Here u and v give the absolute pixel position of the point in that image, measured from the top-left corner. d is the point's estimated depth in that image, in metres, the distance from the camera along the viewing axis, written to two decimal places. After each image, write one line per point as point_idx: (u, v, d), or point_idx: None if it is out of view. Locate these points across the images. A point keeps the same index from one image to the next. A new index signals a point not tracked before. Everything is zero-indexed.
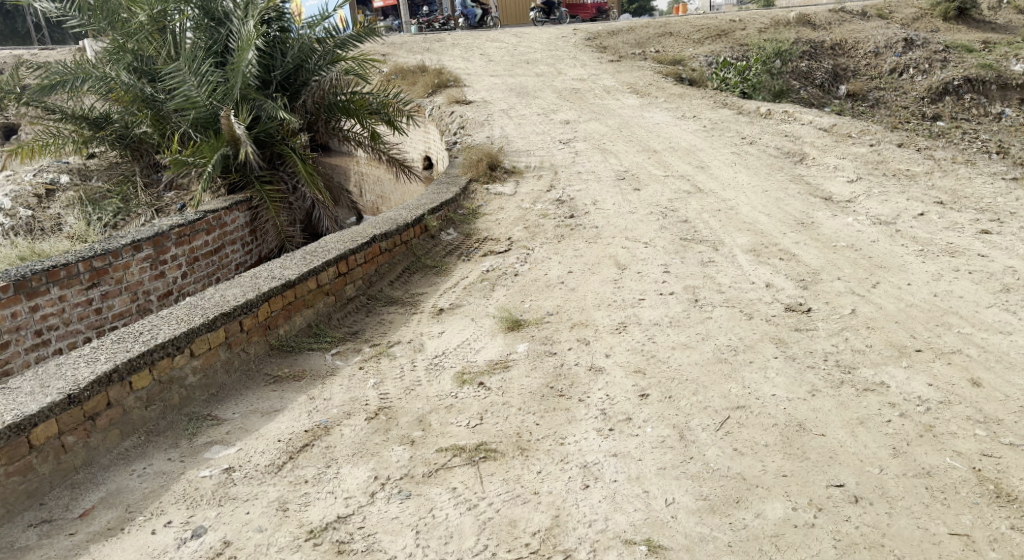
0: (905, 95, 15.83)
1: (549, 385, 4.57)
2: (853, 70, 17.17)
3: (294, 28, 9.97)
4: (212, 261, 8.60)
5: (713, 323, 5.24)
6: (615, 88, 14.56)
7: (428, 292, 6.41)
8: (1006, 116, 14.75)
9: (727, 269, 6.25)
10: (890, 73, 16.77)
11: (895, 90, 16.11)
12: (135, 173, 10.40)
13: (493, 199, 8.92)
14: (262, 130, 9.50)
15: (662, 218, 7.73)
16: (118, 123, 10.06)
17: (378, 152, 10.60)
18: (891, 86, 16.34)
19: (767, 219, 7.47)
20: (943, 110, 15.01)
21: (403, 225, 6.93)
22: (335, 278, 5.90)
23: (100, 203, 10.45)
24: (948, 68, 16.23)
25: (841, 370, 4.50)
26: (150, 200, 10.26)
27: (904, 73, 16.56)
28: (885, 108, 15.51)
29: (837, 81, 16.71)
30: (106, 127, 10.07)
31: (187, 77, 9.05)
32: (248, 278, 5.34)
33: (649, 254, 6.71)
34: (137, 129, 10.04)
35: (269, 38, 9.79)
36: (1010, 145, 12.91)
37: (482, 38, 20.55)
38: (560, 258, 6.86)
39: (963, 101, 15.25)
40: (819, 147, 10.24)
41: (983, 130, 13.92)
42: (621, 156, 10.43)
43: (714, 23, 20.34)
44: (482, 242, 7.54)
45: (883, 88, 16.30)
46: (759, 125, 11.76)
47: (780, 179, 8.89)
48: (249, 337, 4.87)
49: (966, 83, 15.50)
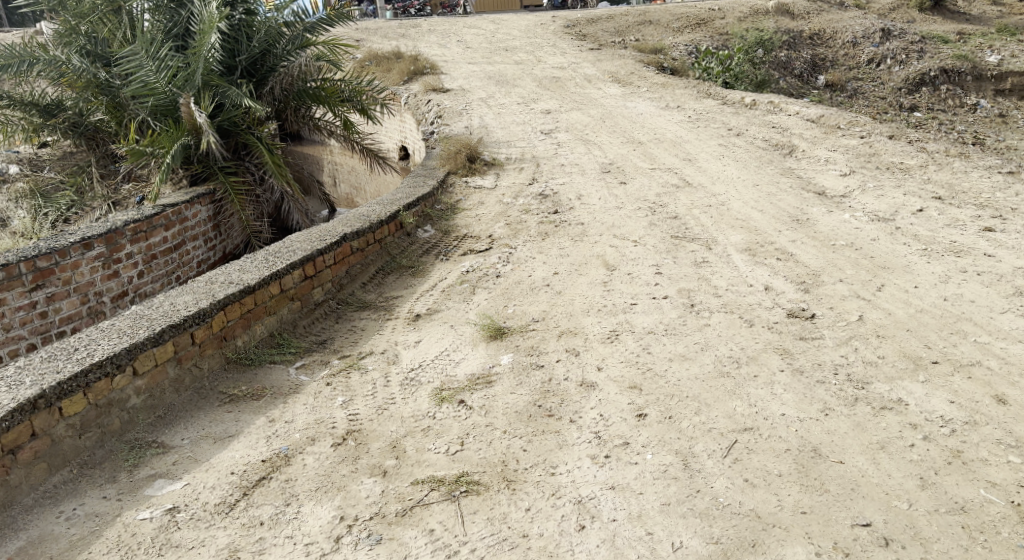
0: (883, 86, 15.58)
1: (536, 404, 4.17)
2: (832, 60, 16.91)
3: (261, 10, 9.42)
4: (170, 260, 8.20)
5: (711, 331, 4.86)
6: (596, 77, 14.15)
7: (403, 295, 6.01)
8: (982, 107, 14.48)
9: (722, 270, 5.87)
10: (868, 63, 16.48)
11: (873, 81, 15.86)
12: (90, 164, 9.97)
13: (473, 193, 8.49)
14: (225, 119, 9.00)
15: (650, 215, 7.34)
16: (71, 110, 9.67)
17: (351, 142, 10.17)
18: (869, 76, 16.07)
19: (760, 215, 7.11)
20: (919, 101, 14.81)
21: (377, 222, 6.53)
22: (302, 280, 5.47)
23: (53, 196, 9.87)
24: (925, 58, 15.96)
25: (855, 385, 4.12)
26: (106, 192, 9.73)
27: (883, 63, 16.27)
28: (863, 99, 15.27)
29: (817, 71, 16.44)
30: (58, 115, 9.70)
31: (144, 62, 8.54)
32: (202, 283, 4.94)
33: (638, 255, 6.32)
34: (92, 116, 9.60)
35: (233, 21, 9.26)
36: (987, 137, 12.68)
37: (459, 25, 20.05)
38: (544, 259, 6.47)
39: (939, 92, 15.02)
40: (807, 139, 9.90)
41: (960, 122, 13.74)
42: (604, 148, 10.03)
43: (694, 12, 19.98)
44: (461, 241, 7.15)
45: (861, 78, 16.03)
46: (744, 115, 11.40)
47: (770, 173, 8.54)
48: (201, 350, 4.47)
49: (942, 74, 15.26)
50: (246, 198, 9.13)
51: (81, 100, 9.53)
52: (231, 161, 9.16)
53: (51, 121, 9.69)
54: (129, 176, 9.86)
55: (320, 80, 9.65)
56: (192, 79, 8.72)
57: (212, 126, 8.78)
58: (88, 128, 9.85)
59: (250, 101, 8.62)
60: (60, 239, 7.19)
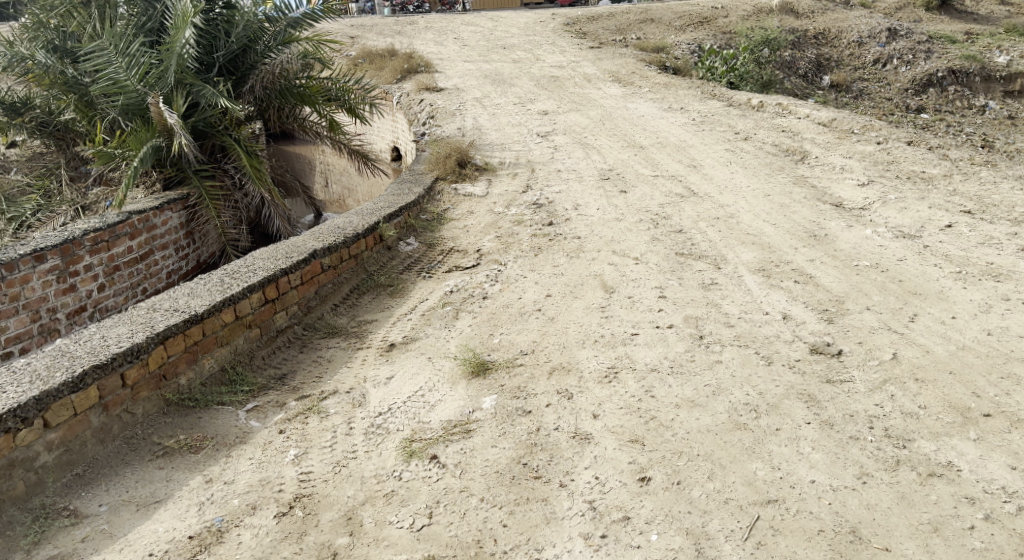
0: (890, 87, 14.95)
1: (520, 461, 3.62)
2: (837, 60, 16.29)
3: (243, 2, 8.80)
4: (136, 271, 7.68)
5: (723, 369, 4.25)
6: (595, 76, 13.53)
7: (378, 319, 5.43)
8: (991, 108, 13.87)
9: (733, 294, 5.27)
10: (874, 63, 15.87)
11: (879, 82, 15.24)
12: (59, 165, 9.40)
13: (462, 201, 7.88)
14: (200, 120, 8.41)
15: (653, 228, 6.74)
16: (39, 109, 9.16)
17: (337, 143, 9.62)
18: (875, 76, 15.46)
19: (774, 229, 6.50)
20: (926, 102, 14.22)
21: (352, 236, 5.98)
22: (262, 305, 4.89)
23: (18, 199, 9.20)
24: (933, 58, 15.34)
25: (893, 443, 3.56)
26: (74, 196, 9.15)
27: (888, 63, 15.64)
28: (869, 100, 14.67)
29: (822, 71, 15.82)
30: (24, 113, 9.19)
31: (113, 57, 7.95)
32: (144, 311, 4.40)
33: (641, 275, 5.73)
34: (62, 115, 9.08)
35: (212, 15, 8.64)
36: (997, 139, 12.13)
37: (457, 21, 19.42)
38: (536, 278, 5.88)
39: (947, 93, 14.40)
40: (820, 144, 9.28)
41: (968, 124, 13.15)
42: (604, 152, 9.41)
43: (697, 9, 19.35)
44: (446, 255, 6.56)
45: (868, 78, 15.41)
46: (752, 118, 10.78)
47: (782, 181, 7.93)
48: (135, 393, 3.89)
49: (950, 75, 14.64)
50: (222, 203, 8.55)
51: (50, 97, 9.01)
52: (206, 163, 8.57)
53: (17, 121, 9.16)
54: (100, 180, 9.25)
55: (305, 78, 9.08)
56: (164, 77, 8.12)
57: (185, 126, 8.21)
58: (56, 128, 9.31)
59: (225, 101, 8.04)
60: (9, 250, 6.69)
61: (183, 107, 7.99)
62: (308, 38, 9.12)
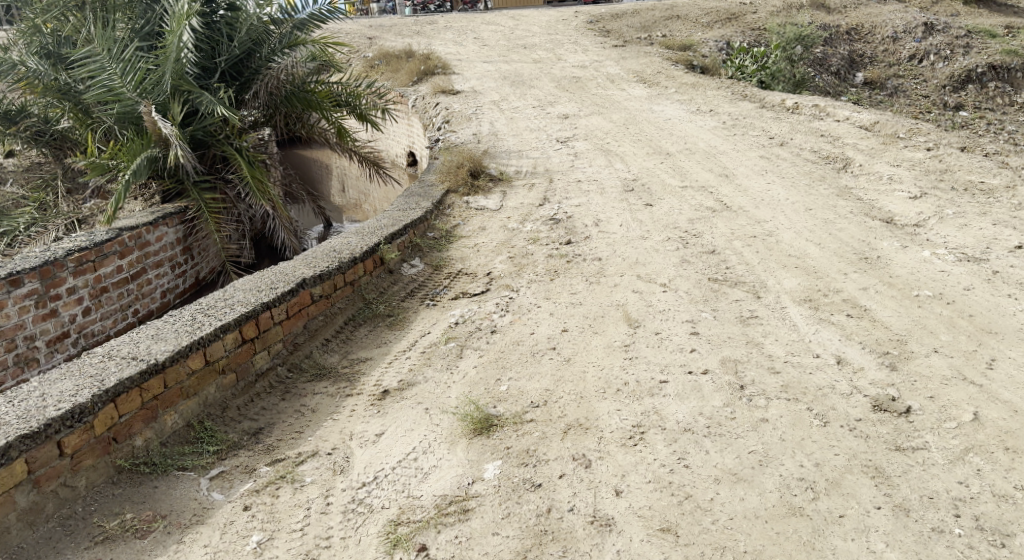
0: (926, 83, 14.13)
1: (525, 556, 3.14)
2: (870, 56, 15.47)
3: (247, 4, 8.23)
4: (125, 293, 7.18)
5: (769, 431, 3.58)
6: (619, 76, 12.86)
7: (374, 357, 4.86)
8: None
9: (776, 331, 4.61)
10: (909, 59, 15.05)
11: (915, 78, 14.41)
12: (57, 177, 8.86)
13: (473, 216, 7.28)
14: (198, 129, 7.90)
15: (682, 249, 6.10)
16: (35, 117, 8.68)
17: (348, 152, 9.07)
18: (911, 73, 14.62)
19: (819, 250, 5.83)
20: (965, 99, 13.38)
21: (349, 261, 5.42)
22: (239, 345, 4.38)
23: (12, 212, 8.42)
24: (972, 54, 14.51)
25: (989, 539, 3.06)
26: (70, 208, 8.54)
27: (925, 60, 14.82)
28: (904, 97, 13.86)
29: (854, 68, 15.02)
30: (20, 122, 8.67)
31: (107, 63, 7.46)
32: (99, 358, 3.92)
33: (670, 306, 5.09)
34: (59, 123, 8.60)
35: (213, 18, 8.08)
36: None
37: (477, 21, 18.80)
38: (551, 308, 5.24)
39: (987, 89, 13.56)
40: (863, 150, 8.55)
41: (1013, 122, 12.32)
42: (627, 160, 8.75)
43: (725, 5, 18.57)
44: (452, 279, 5.95)
45: (902, 75, 14.59)
46: (787, 121, 10.06)
47: (824, 193, 7.24)
48: (75, 463, 3.46)
49: (990, 71, 13.81)
50: (222, 217, 8.04)
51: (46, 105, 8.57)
52: (206, 175, 8.08)
53: (11, 130, 8.63)
54: (98, 191, 8.71)
55: (313, 83, 8.54)
56: (161, 84, 7.56)
57: (182, 135, 7.70)
58: (53, 136, 8.83)
59: (224, 109, 7.51)
60: None
61: (180, 117, 7.48)
62: (316, 40, 8.61)
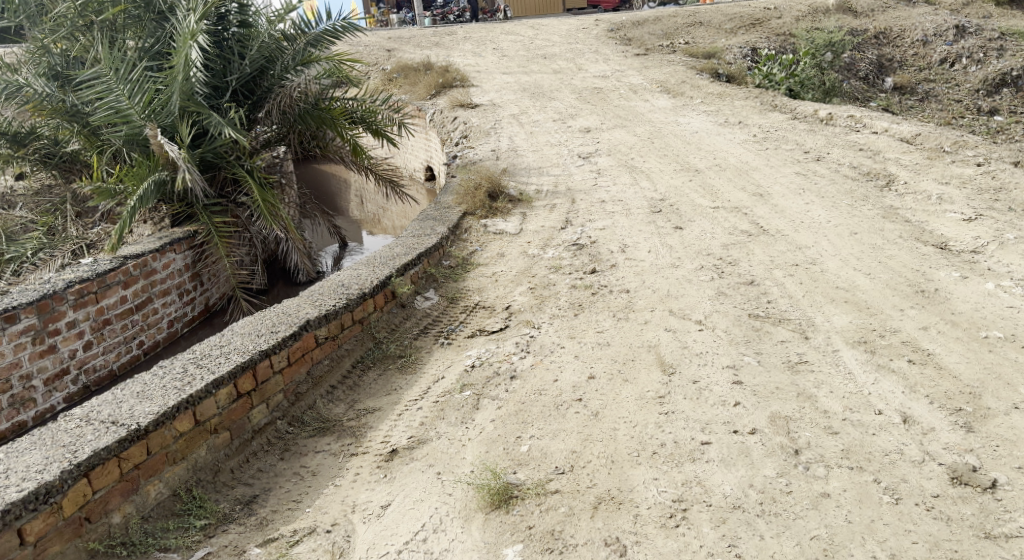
0: (959, 88, 13.54)
1: None
2: (900, 60, 14.88)
3: (260, 22, 7.91)
4: (130, 324, 6.82)
5: (833, 510, 3.28)
6: (642, 87, 12.40)
7: (383, 406, 4.45)
8: None
9: (830, 380, 4.15)
10: (941, 63, 14.45)
11: (947, 83, 13.82)
12: (66, 202, 8.48)
13: (492, 241, 6.85)
14: (207, 151, 7.53)
15: (718, 279, 5.63)
16: (45, 138, 8.23)
17: (364, 170, 8.68)
18: (942, 77, 14.03)
19: (869, 281, 5.36)
20: (1002, 103, 12.76)
21: (358, 297, 5.01)
22: (233, 401, 3.99)
23: (19, 237, 8.20)
24: (1007, 57, 13.92)
25: None
26: (79, 233, 8.10)
27: (957, 64, 14.22)
28: (936, 102, 13.28)
29: (884, 73, 14.42)
30: (29, 144, 8.27)
31: (113, 84, 6.99)
32: (75, 420, 3.57)
33: (708, 348, 4.62)
34: (67, 145, 8.23)
35: (223, 35, 7.73)
36: None
37: (496, 31, 18.41)
38: (577, 349, 4.80)
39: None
40: (907, 165, 8.01)
41: None
42: (653, 178, 8.28)
43: (748, 10, 18.03)
44: (469, 314, 5.52)
45: (933, 80, 14.00)
46: (821, 133, 9.55)
47: (869, 214, 6.75)
48: (40, 551, 3.15)
49: None
50: (231, 242, 7.68)
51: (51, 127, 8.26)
52: (216, 199, 7.71)
53: (19, 153, 8.29)
54: (107, 214, 8.33)
55: (328, 100, 8.13)
56: (168, 105, 7.20)
57: (191, 158, 7.33)
58: (62, 158, 8.39)
59: (233, 131, 7.13)
60: None
61: (187, 140, 7.10)
62: (330, 56, 8.06)
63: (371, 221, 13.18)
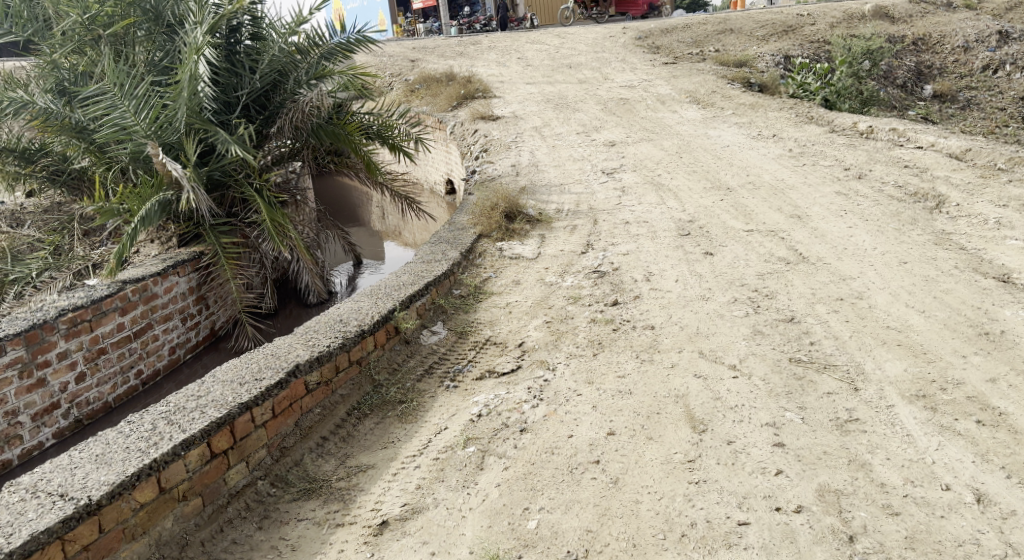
0: (1002, 96, 12.87)
1: None
2: (939, 67, 14.21)
3: (273, 34, 7.44)
4: (127, 353, 6.19)
5: None
6: (670, 97, 11.88)
7: (376, 462, 4.00)
8: None
9: (887, 445, 3.66)
10: (983, 70, 13.75)
11: (990, 90, 13.12)
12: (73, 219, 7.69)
13: (508, 266, 6.36)
14: (216, 168, 6.99)
15: (754, 314, 5.10)
16: (53, 156, 7.66)
17: (382, 188, 8.16)
18: (985, 84, 13.33)
19: (923, 320, 4.83)
20: None
21: (356, 336, 4.56)
22: (206, 462, 3.58)
23: (26, 257, 7.41)
24: None
25: None
26: (86, 252, 7.37)
27: (1000, 70, 13.52)
28: (978, 110, 12.59)
29: (922, 80, 13.74)
30: (36, 162, 7.68)
31: (118, 100, 6.42)
32: (24, 494, 3.26)
33: (744, 400, 4.08)
34: (75, 163, 7.62)
35: (233, 52, 7.36)
36: None
37: (521, 40, 17.98)
38: (595, 397, 4.28)
39: None
40: (958, 184, 7.42)
41: None
42: (682, 197, 7.74)
43: (781, 16, 17.42)
44: (478, 351, 5.03)
45: (975, 87, 13.31)
46: (862, 148, 8.97)
47: (919, 239, 6.19)
48: None
49: None
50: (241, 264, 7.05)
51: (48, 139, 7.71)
52: (225, 218, 7.12)
53: (27, 170, 7.66)
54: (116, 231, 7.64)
55: (342, 115, 7.57)
56: (175, 122, 6.65)
57: (197, 176, 6.75)
58: (71, 175, 7.82)
59: (240, 148, 6.53)
60: None
61: (193, 159, 6.57)
62: (344, 70, 7.49)
63: (381, 226, 12.68)
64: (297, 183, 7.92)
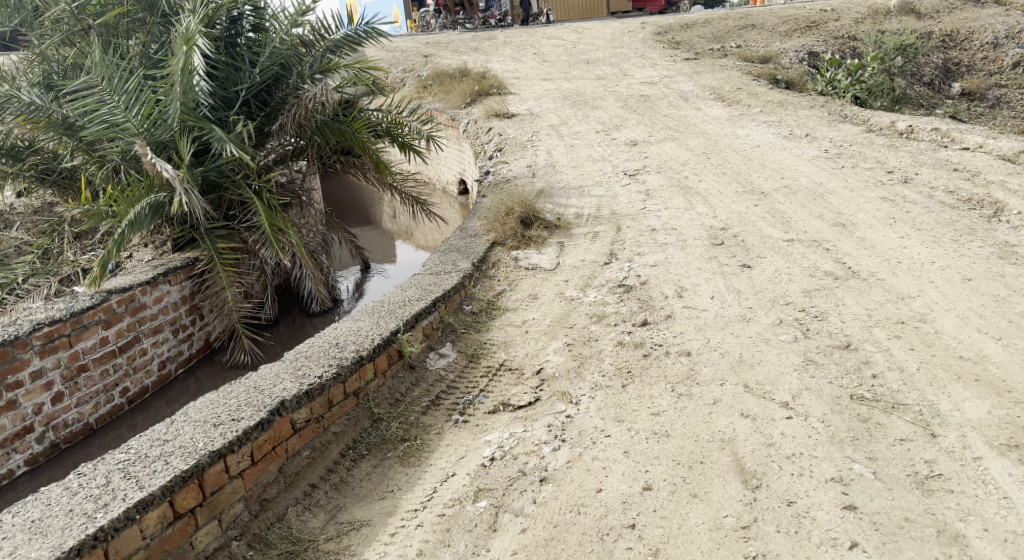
0: None
1: None
2: (968, 64, 13.50)
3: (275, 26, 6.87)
4: (111, 370, 5.52)
5: None
6: (693, 94, 11.25)
7: (369, 516, 3.47)
8: None
9: (981, 512, 3.18)
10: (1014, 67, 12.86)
11: (1021, 88, 12.33)
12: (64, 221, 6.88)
13: (523, 278, 5.76)
14: (211, 169, 6.36)
15: (803, 339, 4.48)
16: (43, 153, 6.74)
17: (391, 188, 7.50)
18: (1016, 82, 12.54)
19: (1000, 349, 4.22)
20: None
21: (353, 364, 3.96)
22: (168, 525, 3.11)
23: (11, 262, 6.57)
24: None
25: None
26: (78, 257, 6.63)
27: None
28: (1010, 109, 11.87)
29: (951, 78, 13.03)
30: (26, 159, 6.72)
31: (107, 96, 5.78)
32: None
33: (802, 448, 3.51)
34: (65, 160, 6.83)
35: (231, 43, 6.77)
36: None
37: (537, 35, 17.38)
38: (628, 440, 3.69)
39: None
40: (1014, 189, 6.78)
41: None
42: (712, 202, 7.12)
43: (804, 11, 16.71)
44: (492, 379, 4.44)
45: (1006, 84, 12.53)
46: (902, 149, 8.33)
47: (979, 252, 5.57)
48: None
49: None
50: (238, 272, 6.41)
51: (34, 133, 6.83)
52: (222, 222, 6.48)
53: (14, 169, 6.68)
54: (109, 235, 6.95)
55: (348, 112, 6.96)
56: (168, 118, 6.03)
57: (191, 176, 6.15)
58: (62, 173, 6.85)
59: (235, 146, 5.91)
60: None
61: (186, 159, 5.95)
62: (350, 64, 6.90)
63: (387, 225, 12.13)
64: (299, 184, 7.28)
